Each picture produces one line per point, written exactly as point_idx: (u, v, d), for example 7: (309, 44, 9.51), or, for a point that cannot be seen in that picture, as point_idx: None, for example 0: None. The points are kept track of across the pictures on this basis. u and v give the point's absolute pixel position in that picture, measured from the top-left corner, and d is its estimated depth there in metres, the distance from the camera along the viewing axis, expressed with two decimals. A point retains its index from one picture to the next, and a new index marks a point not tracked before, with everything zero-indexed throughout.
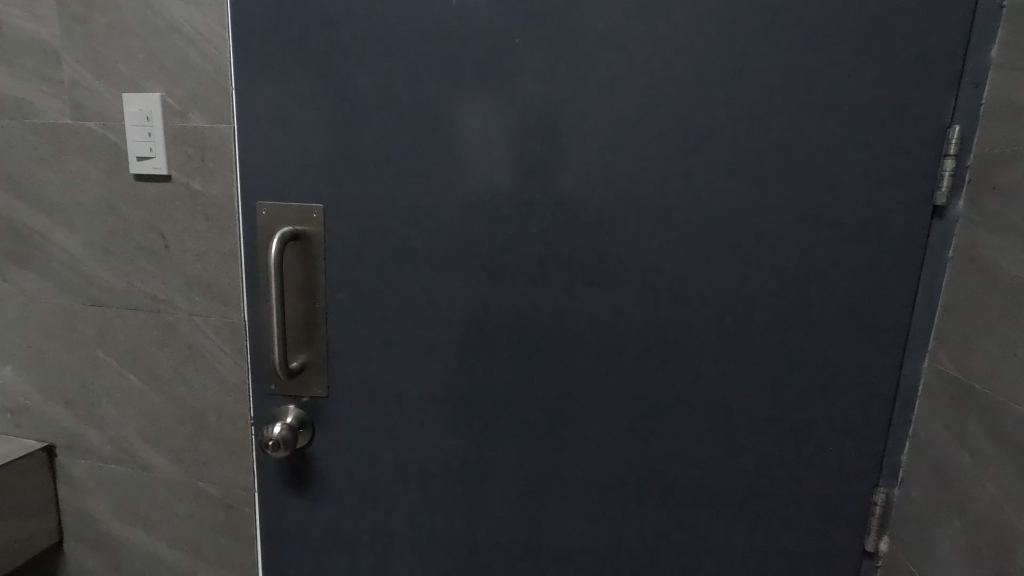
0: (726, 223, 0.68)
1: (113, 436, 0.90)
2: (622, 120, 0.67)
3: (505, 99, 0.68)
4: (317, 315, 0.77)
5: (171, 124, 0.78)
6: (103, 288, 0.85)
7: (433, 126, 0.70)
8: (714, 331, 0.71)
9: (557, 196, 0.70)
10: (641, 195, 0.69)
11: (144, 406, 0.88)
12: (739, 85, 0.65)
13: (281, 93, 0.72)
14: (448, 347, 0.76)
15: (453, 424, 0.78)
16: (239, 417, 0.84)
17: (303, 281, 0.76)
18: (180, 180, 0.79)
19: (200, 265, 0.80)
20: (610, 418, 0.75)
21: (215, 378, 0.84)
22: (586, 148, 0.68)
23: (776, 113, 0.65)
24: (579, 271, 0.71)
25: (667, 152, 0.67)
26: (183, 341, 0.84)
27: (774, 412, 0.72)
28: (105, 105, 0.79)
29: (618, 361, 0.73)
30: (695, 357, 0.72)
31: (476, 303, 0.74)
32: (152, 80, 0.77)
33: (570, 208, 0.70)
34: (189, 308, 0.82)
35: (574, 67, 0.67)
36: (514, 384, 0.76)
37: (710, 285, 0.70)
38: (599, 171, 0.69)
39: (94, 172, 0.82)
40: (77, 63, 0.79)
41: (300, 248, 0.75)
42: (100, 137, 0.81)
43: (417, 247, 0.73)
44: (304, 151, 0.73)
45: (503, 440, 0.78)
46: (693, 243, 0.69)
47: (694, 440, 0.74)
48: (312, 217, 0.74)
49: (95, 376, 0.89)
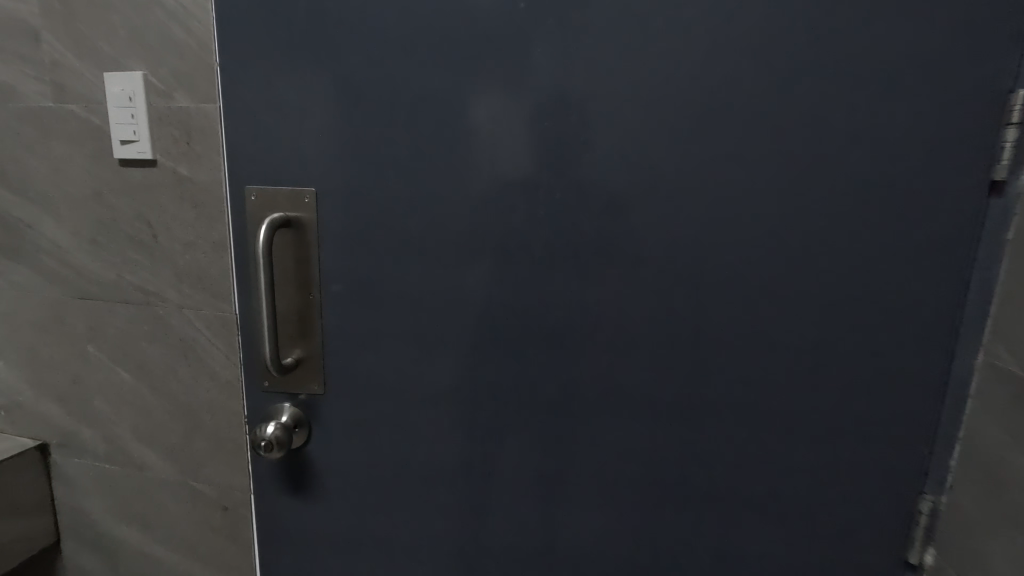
0: (756, 202, 0.62)
1: (106, 434, 0.86)
2: (641, 92, 0.61)
3: (509, 74, 0.62)
4: (312, 307, 0.72)
5: (155, 105, 0.73)
6: (92, 280, 0.81)
7: (432, 106, 0.64)
8: (743, 322, 0.65)
9: (568, 176, 0.64)
10: (660, 175, 0.62)
11: (137, 404, 0.84)
12: (772, 49, 0.58)
13: (268, 69, 0.66)
14: (453, 341, 0.70)
15: (459, 422, 0.73)
16: (232, 416, 0.79)
17: (293, 270, 0.71)
18: (166, 164, 0.74)
19: (189, 255, 0.76)
20: (628, 416, 0.69)
21: (207, 375, 0.79)
22: (600, 124, 0.62)
23: (814, 82, 0.58)
24: (592, 258, 0.65)
25: (689, 126, 0.61)
26: (174, 336, 0.79)
27: (807, 411, 0.66)
28: (88, 86, 0.74)
29: (637, 354, 0.67)
30: (722, 349, 0.66)
31: (484, 294, 0.68)
32: (135, 58, 0.72)
33: (583, 189, 0.64)
34: (179, 301, 0.78)
35: (586, 35, 0.60)
36: (525, 379, 0.70)
37: (737, 272, 0.63)
38: (613, 149, 0.63)
39: (79, 158, 0.77)
40: (57, 41, 0.75)
41: (291, 236, 0.70)
42: (83, 120, 0.76)
43: (416, 232, 0.68)
44: (296, 132, 0.67)
45: (512, 440, 0.72)
46: (719, 224, 0.63)
47: (720, 440, 0.68)
48: (303, 202, 0.69)
49: (87, 372, 0.85)
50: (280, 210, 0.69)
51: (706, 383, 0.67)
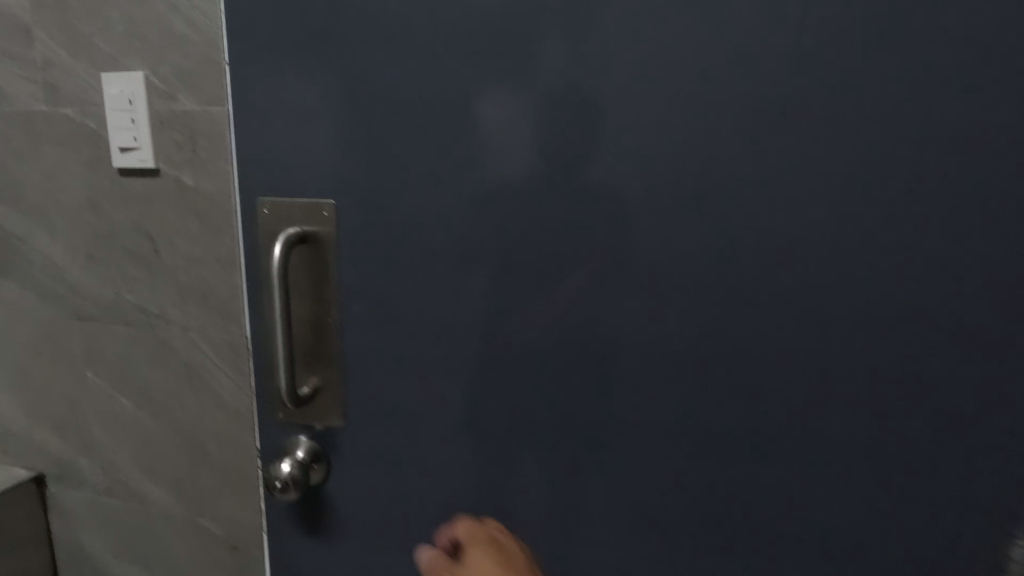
0: (858, 220, 0.47)
1: (106, 464, 0.80)
2: (703, 82, 0.48)
3: (530, 69, 0.51)
4: (331, 333, 0.62)
5: (156, 108, 0.66)
6: (89, 298, 0.74)
7: (435, 107, 0.53)
8: (839, 373, 0.50)
9: (609, 187, 0.51)
10: (718, 170, 0.49)
11: (138, 433, 0.77)
12: (880, 24, 0.44)
13: (266, 68, 0.58)
14: (470, 384, 0.59)
15: (480, 480, 0.61)
16: (242, 448, 0.73)
17: (311, 291, 0.62)
18: (169, 173, 0.67)
19: (194, 272, 0.69)
20: (684, 486, 0.55)
21: (214, 403, 0.72)
22: (647, 125, 0.49)
23: (939, 65, 0.44)
24: (628, 276, 0.52)
25: (767, 123, 0.47)
26: (178, 360, 0.72)
27: (874, 449, 0.51)
28: (82, 87, 0.68)
29: (699, 412, 0.53)
30: (809, 407, 0.51)
31: (508, 330, 0.56)
32: (133, 56, 0.65)
33: (629, 202, 0.51)
34: (183, 323, 0.71)
35: (630, 15, 0.48)
36: (556, 436, 0.57)
37: (831, 308, 0.49)
38: (663, 156, 0.49)
39: (74, 166, 0.70)
40: (50, 39, 0.68)
41: (310, 253, 0.61)
42: (77, 124, 0.69)
43: (431, 250, 0.57)
44: (298, 138, 0.58)
45: (521, 489, 0.60)
46: (809, 249, 0.48)
47: (800, 521, 0.53)
48: (322, 215, 0.59)
49: (85, 398, 0.78)
50: (298, 224, 0.60)
51: (786, 451, 0.52)
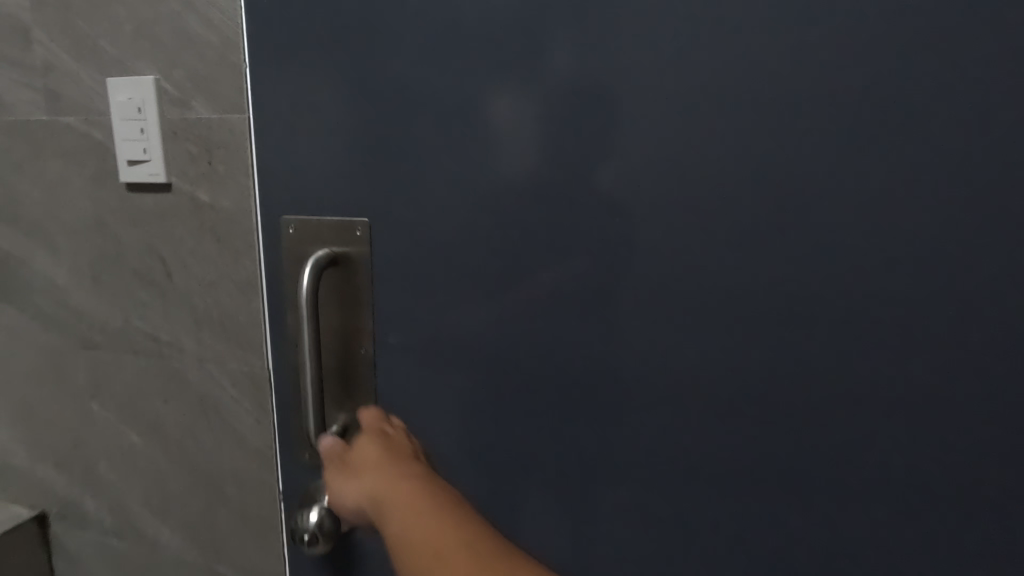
0: (971, 241, 0.40)
1: (114, 504, 0.73)
2: (784, 84, 0.42)
3: (542, 72, 0.47)
4: (363, 363, 0.57)
5: (169, 116, 0.59)
6: (95, 325, 0.68)
7: (438, 122, 0.50)
8: (954, 423, 0.42)
9: (672, 202, 0.45)
10: (809, 190, 0.43)
11: (150, 471, 0.70)
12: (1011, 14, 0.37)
13: (300, 70, 0.53)
14: (517, 424, 0.53)
15: (528, 534, 0.54)
16: (263, 490, 0.66)
17: (343, 318, 0.57)
18: (182, 188, 0.60)
19: (210, 297, 0.62)
20: (764, 548, 0.48)
21: (233, 440, 0.66)
22: (698, 131, 0.44)
23: None
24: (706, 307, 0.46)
25: (866, 128, 0.40)
26: (193, 393, 0.66)
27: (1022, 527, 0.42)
28: (87, 94, 0.61)
29: (781, 463, 0.46)
30: (914, 461, 0.43)
31: (555, 366, 0.50)
32: (143, 59, 0.59)
33: (700, 223, 0.45)
34: (199, 352, 0.64)
35: (699, 12, 0.43)
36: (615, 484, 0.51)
37: (940, 346, 0.42)
38: (730, 165, 0.44)
39: (77, 180, 0.64)
40: (51, 41, 0.62)
41: (341, 276, 0.56)
42: (81, 135, 0.62)
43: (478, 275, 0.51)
44: (316, 155, 0.54)
45: (584, 546, 0.53)
46: (911, 276, 0.41)
47: None
48: (355, 234, 0.54)
49: (91, 433, 0.72)
50: (328, 243, 0.55)
51: (888, 510, 0.45)
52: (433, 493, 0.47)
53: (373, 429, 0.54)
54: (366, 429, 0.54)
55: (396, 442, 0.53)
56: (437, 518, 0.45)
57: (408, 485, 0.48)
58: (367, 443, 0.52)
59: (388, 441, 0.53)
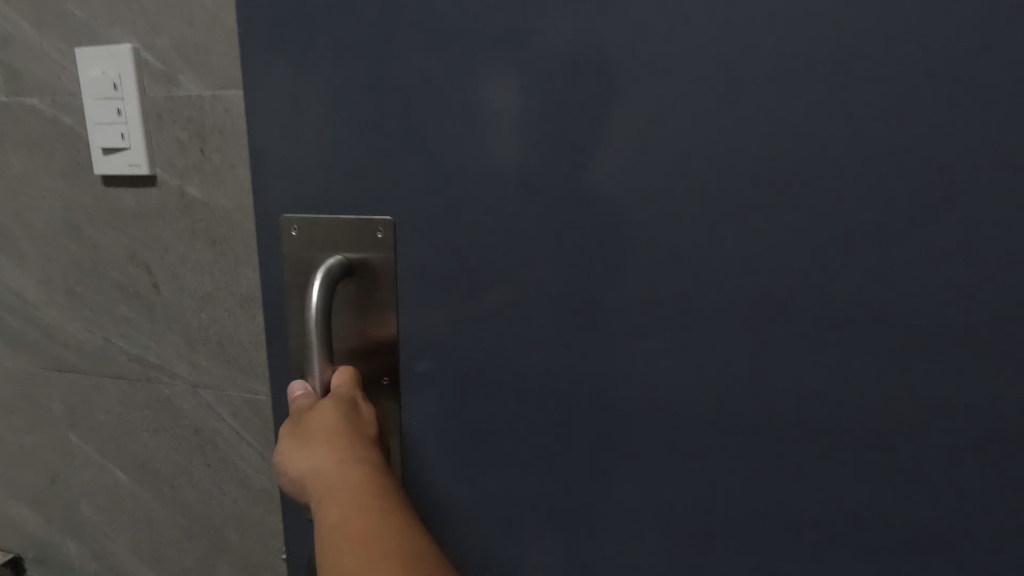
0: None
1: (99, 549, 0.63)
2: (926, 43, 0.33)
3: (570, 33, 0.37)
4: (387, 397, 0.46)
5: (151, 95, 0.49)
6: (71, 345, 0.58)
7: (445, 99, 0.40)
8: None
9: (796, 193, 0.35)
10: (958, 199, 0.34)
11: (138, 513, 0.60)
12: None
13: (302, 26, 0.41)
14: (591, 471, 0.43)
15: None
16: (270, 537, 0.56)
17: (361, 340, 0.46)
18: (170, 183, 0.50)
19: (204, 313, 0.52)
20: None
21: (234, 479, 0.56)
22: (819, 102, 0.34)
23: None
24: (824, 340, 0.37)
25: None
26: (186, 424, 0.56)
27: None
28: (54, 70, 0.51)
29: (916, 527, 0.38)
30: None
31: (636, 396, 0.41)
32: (119, 26, 0.49)
33: (835, 218, 0.35)
34: (193, 378, 0.54)
35: None
36: (723, 543, 0.41)
37: None
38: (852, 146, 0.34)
39: (45, 176, 0.54)
40: (9, 6, 0.51)
41: (355, 288, 0.45)
42: (48, 121, 0.52)
43: (543, 288, 0.41)
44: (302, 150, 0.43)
45: None
46: None
47: None
48: (375, 237, 0.43)
49: (69, 468, 0.62)
50: (342, 248, 0.44)
51: None
52: (381, 504, 0.35)
53: (346, 399, 0.42)
54: (338, 395, 0.42)
55: (368, 427, 0.41)
56: (399, 545, 0.32)
57: (365, 488, 0.35)
58: (336, 411, 0.40)
59: (360, 421, 0.41)
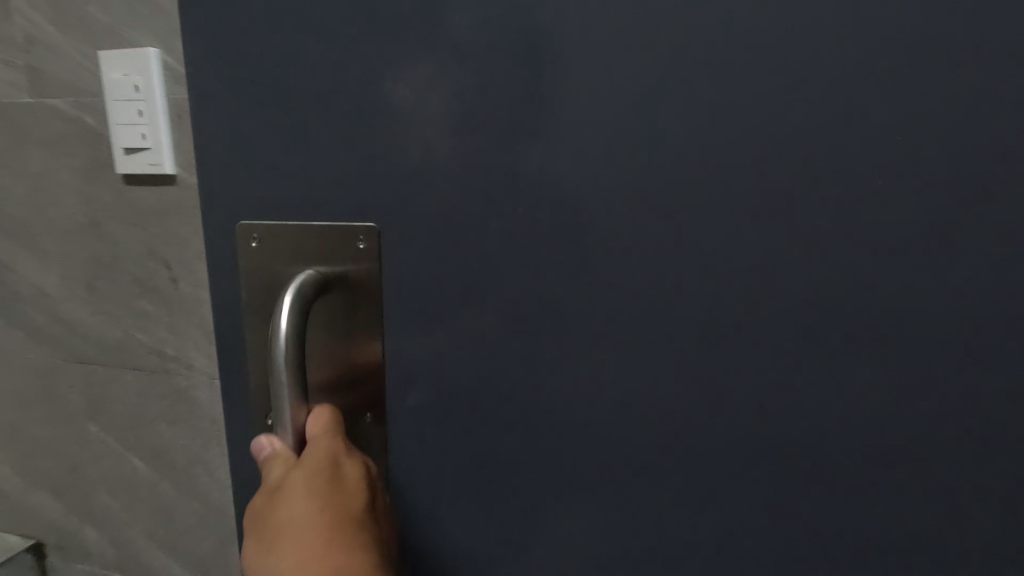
0: None
1: (117, 537, 0.65)
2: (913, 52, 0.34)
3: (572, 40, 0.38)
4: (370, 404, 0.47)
5: (173, 95, 0.50)
6: (91, 339, 0.60)
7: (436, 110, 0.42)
8: None
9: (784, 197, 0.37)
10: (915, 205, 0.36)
11: (155, 501, 0.62)
12: None
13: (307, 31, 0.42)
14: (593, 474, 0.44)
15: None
16: None
17: (336, 349, 0.47)
18: (190, 181, 0.52)
19: None
20: None
21: None
22: (813, 109, 0.36)
23: None
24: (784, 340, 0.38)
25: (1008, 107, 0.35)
26: (203, 415, 0.58)
27: None
28: (77, 71, 0.53)
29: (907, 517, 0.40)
30: None
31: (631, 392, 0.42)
32: (140, 29, 0.50)
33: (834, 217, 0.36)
34: (211, 370, 0.56)
35: None
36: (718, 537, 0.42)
37: None
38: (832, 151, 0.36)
39: (68, 174, 0.55)
40: (33, 9, 0.53)
41: (335, 299, 0.46)
42: (71, 121, 0.54)
43: (552, 286, 0.41)
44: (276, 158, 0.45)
45: None
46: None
47: None
48: (357, 246, 0.44)
49: (88, 457, 0.64)
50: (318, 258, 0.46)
51: None
52: None
53: (324, 462, 0.40)
54: (314, 461, 0.40)
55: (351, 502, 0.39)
56: None
57: None
58: (310, 492, 0.38)
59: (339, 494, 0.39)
